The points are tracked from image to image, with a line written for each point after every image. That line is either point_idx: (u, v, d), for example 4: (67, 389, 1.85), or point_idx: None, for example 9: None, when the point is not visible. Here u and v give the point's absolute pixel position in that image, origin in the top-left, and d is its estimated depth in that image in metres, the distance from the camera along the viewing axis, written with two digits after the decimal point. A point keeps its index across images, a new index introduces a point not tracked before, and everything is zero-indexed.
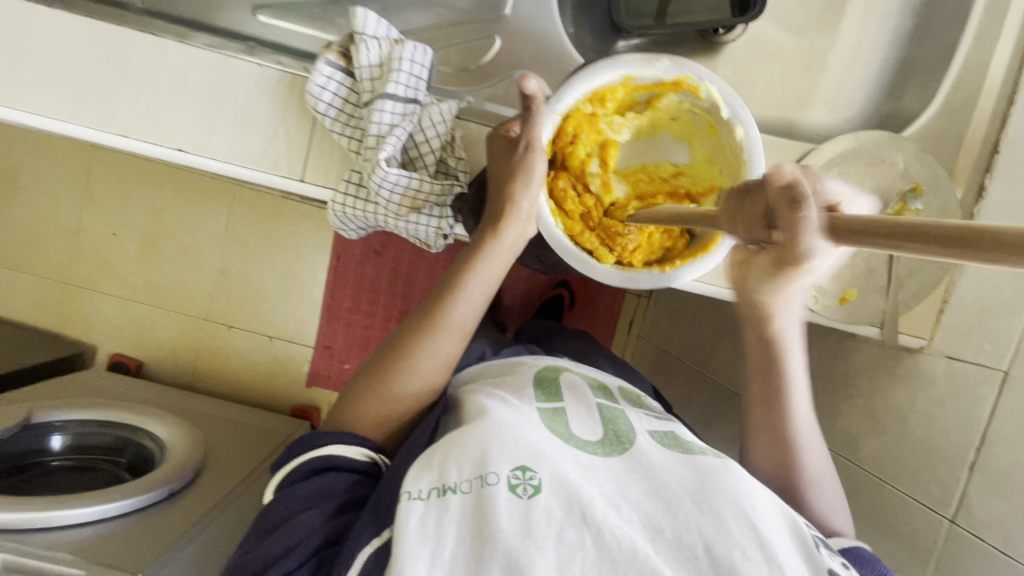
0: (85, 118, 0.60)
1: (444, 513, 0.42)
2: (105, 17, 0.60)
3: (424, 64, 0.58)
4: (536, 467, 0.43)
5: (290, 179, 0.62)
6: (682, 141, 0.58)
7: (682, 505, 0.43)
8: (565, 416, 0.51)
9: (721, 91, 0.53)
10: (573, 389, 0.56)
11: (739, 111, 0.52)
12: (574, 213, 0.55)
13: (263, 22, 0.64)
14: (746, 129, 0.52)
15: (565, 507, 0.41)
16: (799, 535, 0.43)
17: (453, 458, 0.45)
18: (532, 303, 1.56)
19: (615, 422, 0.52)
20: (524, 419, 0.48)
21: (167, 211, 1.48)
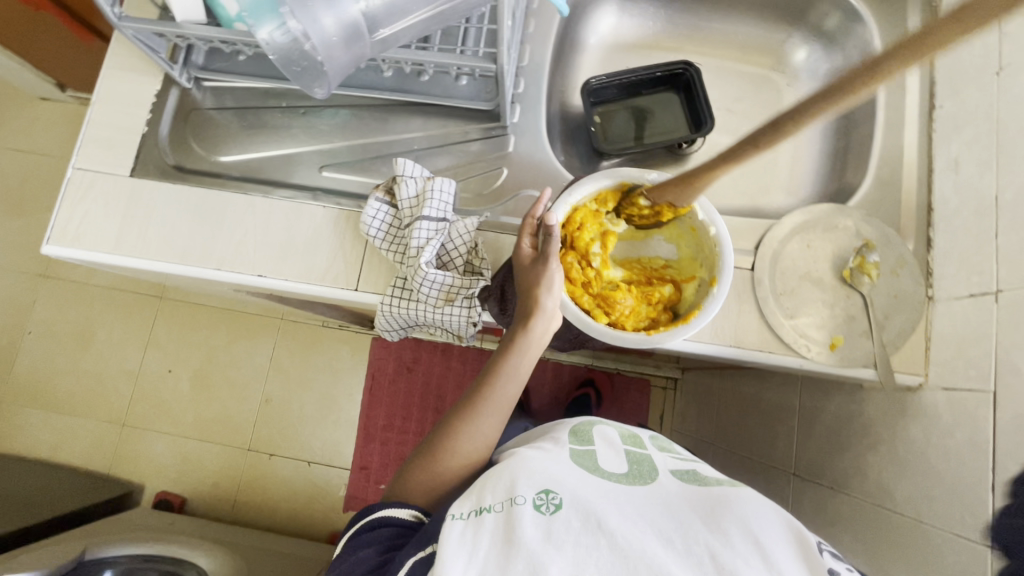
0: (192, 261, 0.77)
1: (480, 528, 0.48)
2: (210, 186, 0.80)
3: (450, 192, 0.75)
4: (558, 488, 0.51)
5: (346, 290, 0.76)
6: (670, 241, 0.73)
7: (693, 526, 0.49)
8: (595, 457, 0.59)
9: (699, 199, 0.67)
10: (602, 434, 0.63)
11: (713, 215, 0.66)
12: (578, 281, 0.67)
13: (327, 176, 0.82)
14: (717, 227, 0.66)
15: (586, 519, 0.48)
16: (800, 544, 0.49)
17: (488, 486, 0.52)
18: (562, 404, 1.64)
19: (640, 462, 0.59)
20: (554, 457, 0.57)
21: (221, 348, 1.64)
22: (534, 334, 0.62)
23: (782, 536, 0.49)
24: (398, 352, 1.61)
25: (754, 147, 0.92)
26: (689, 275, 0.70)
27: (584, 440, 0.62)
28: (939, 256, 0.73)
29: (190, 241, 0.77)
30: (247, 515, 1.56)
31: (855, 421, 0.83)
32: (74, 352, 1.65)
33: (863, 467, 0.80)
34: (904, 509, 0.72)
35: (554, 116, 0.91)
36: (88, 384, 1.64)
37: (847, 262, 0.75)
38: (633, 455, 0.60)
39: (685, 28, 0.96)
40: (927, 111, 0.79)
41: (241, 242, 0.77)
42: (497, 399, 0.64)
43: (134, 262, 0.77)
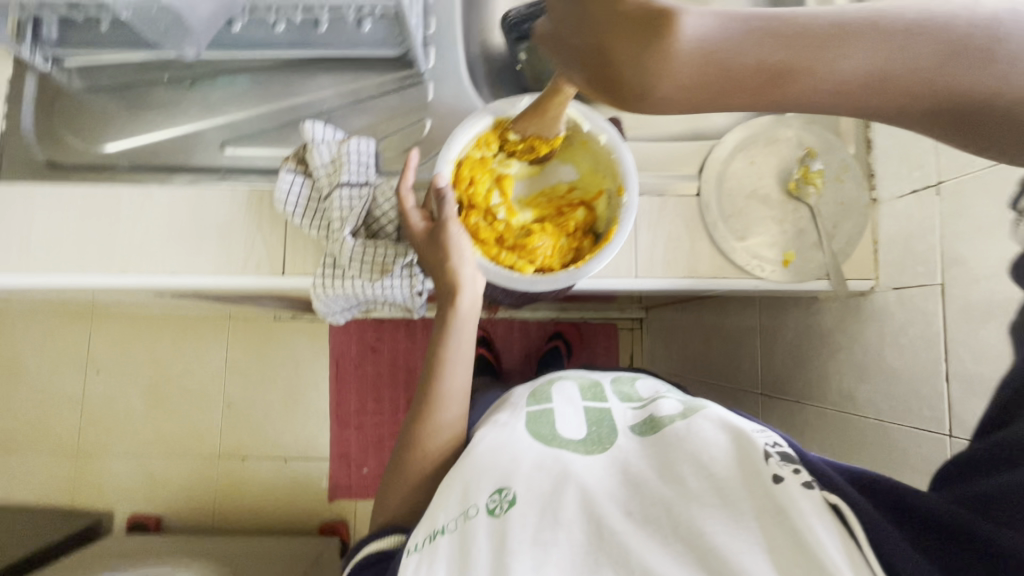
0: (93, 269, 0.68)
1: (435, 555, 0.47)
2: (96, 182, 0.70)
3: (370, 153, 0.68)
4: (509, 485, 0.50)
5: (273, 277, 0.69)
6: (567, 162, 0.69)
7: (645, 482, 0.51)
8: (551, 416, 0.59)
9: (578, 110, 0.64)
10: (563, 391, 0.63)
11: (600, 122, 0.64)
12: (489, 239, 0.65)
13: (229, 153, 0.74)
14: (608, 133, 0.64)
15: (541, 511, 0.48)
16: (747, 455, 0.49)
17: (439, 504, 0.51)
18: (534, 361, 1.62)
19: (601, 421, 0.59)
20: (506, 441, 0.55)
21: (169, 358, 1.54)
22: (463, 308, 0.61)
23: (730, 459, 0.49)
24: (359, 334, 1.55)
25: None
26: (599, 192, 0.68)
27: (541, 401, 0.61)
28: (879, 155, 0.72)
29: (85, 246, 0.68)
30: (230, 523, 1.51)
31: (814, 333, 0.83)
32: (3, 387, 1.51)
33: (826, 377, 0.81)
34: (867, 411, 0.73)
35: (475, 58, 0.84)
36: (27, 419, 1.51)
37: (792, 175, 0.72)
38: (593, 415, 0.60)
39: None
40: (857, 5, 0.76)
41: (146, 239, 0.69)
42: (452, 386, 0.62)
43: (23, 278, 0.67)
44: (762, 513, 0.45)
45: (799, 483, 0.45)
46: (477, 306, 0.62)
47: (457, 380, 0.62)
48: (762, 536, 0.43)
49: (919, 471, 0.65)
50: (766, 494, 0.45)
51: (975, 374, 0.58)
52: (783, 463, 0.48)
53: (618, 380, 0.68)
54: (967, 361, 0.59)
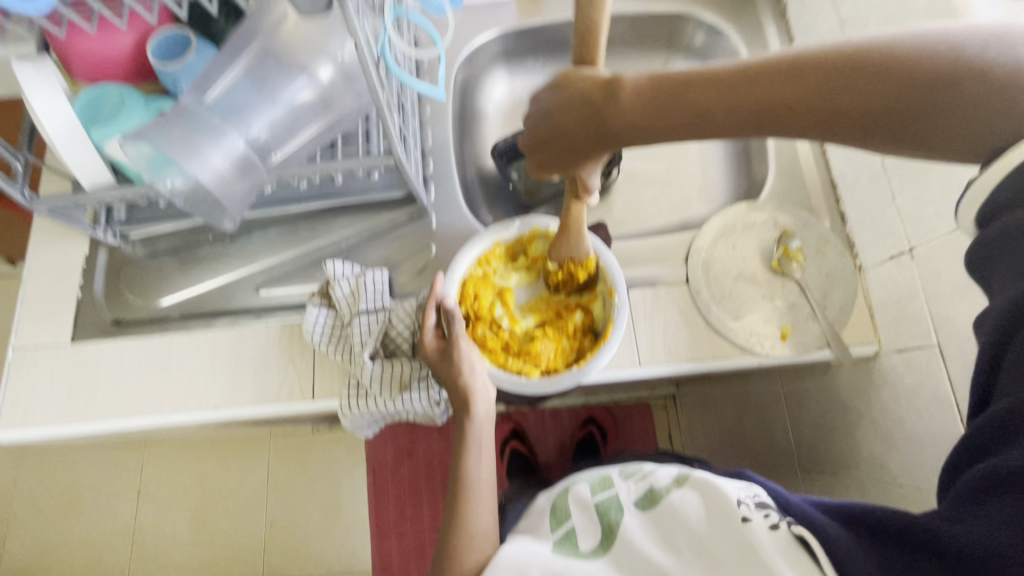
0: (148, 411, 0.76)
1: None
2: (153, 332, 0.81)
3: (384, 280, 0.77)
4: None
5: (304, 401, 0.76)
6: None
7: (647, 559, 0.55)
8: (571, 536, 0.62)
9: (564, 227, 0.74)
10: (577, 499, 0.65)
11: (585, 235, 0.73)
12: (496, 347, 0.70)
13: (264, 295, 0.84)
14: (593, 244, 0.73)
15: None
16: (724, 509, 0.56)
17: None
18: (569, 450, 1.60)
19: (609, 509, 0.63)
20: (519, 546, 0.60)
21: (213, 481, 1.59)
22: (478, 412, 0.66)
23: (711, 516, 0.56)
24: (393, 439, 1.57)
25: (664, 166, 0.97)
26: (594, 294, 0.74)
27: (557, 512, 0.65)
28: (853, 227, 0.77)
29: (142, 390, 0.77)
30: None
31: (834, 401, 0.83)
32: (61, 525, 1.58)
33: (855, 446, 0.79)
34: (902, 480, 0.71)
35: (472, 184, 0.95)
36: (83, 555, 1.56)
37: (773, 254, 0.77)
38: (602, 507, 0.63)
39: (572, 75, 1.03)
40: None
41: (193, 378, 0.77)
42: (478, 492, 0.65)
43: (88, 426, 0.75)
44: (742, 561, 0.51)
45: (767, 526, 0.53)
46: (491, 411, 0.67)
47: (483, 484, 0.66)
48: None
49: None
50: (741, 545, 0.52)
51: None
52: (755, 509, 0.55)
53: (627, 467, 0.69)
54: None
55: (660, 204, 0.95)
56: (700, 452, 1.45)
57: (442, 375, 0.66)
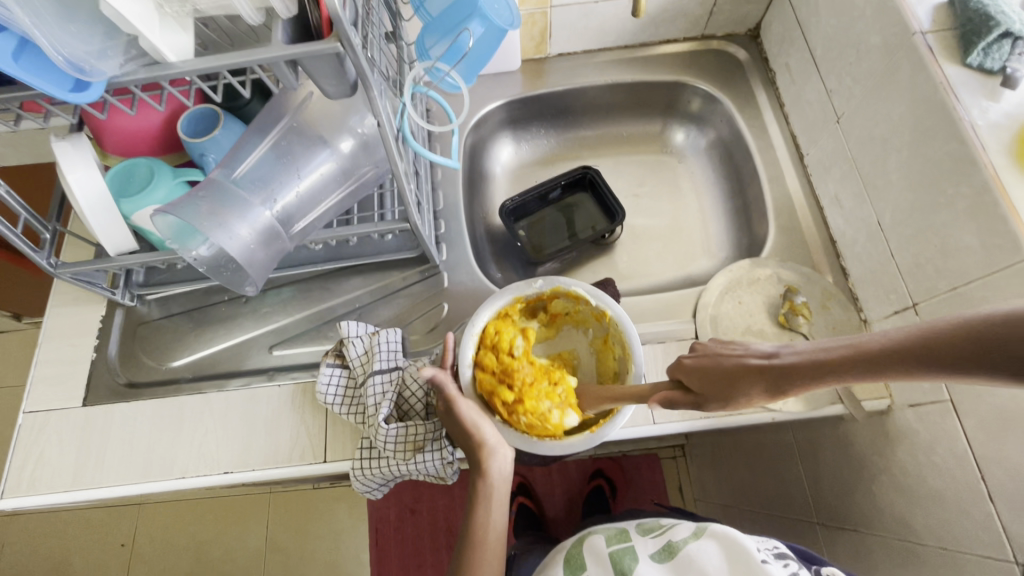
0: (156, 475, 0.75)
1: None
2: (165, 394, 0.81)
3: (397, 340, 0.78)
4: None
5: (315, 464, 0.75)
6: (579, 328, 0.79)
7: None
8: None
9: (585, 289, 0.73)
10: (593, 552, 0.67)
11: (607, 299, 0.73)
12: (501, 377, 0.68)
13: (277, 354, 0.85)
14: (613, 308, 0.72)
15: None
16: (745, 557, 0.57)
17: None
18: (578, 505, 1.56)
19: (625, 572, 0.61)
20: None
21: (209, 544, 1.53)
22: (493, 473, 0.64)
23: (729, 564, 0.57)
24: (396, 498, 1.52)
25: (667, 221, 1.01)
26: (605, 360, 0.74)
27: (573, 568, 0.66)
28: (856, 281, 0.79)
29: (151, 456, 0.76)
30: None
31: (848, 454, 0.82)
32: None
33: (874, 501, 0.78)
34: (926, 539, 0.69)
35: (481, 241, 0.98)
36: None
37: (780, 310, 0.79)
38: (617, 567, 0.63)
39: (574, 137, 1.07)
40: (799, 159, 0.89)
41: (204, 440, 0.76)
42: (485, 555, 0.64)
43: (97, 494, 0.74)
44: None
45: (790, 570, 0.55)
46: (507, 471, 0.66)
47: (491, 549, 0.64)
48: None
49: None
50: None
51: (1015, 493, 0.58)
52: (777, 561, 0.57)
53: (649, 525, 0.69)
54: (1003, 479, 0.59)
55: (664, 258, 0.98)
56: (713, 505, 1.42)
57: (455, 432, 0.66)
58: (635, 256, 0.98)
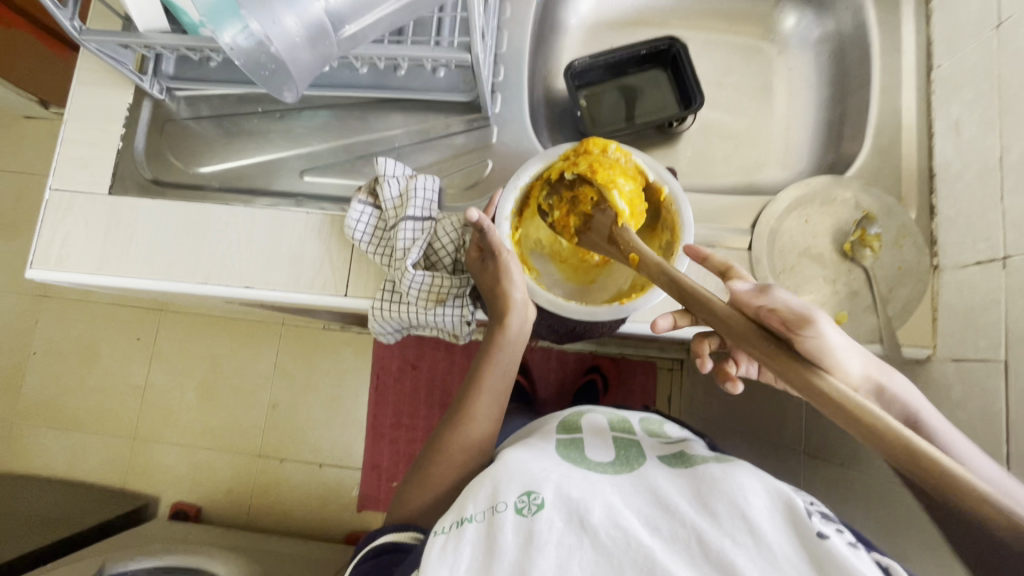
0: (178, 276, 0.75)
1: (461, 540, 0.49)
2: (190, 199, 0.79)
3: (434, 190, 0.73)
4: (539, 489, 0.51)
5: (335, 296, 0.74)
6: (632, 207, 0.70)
7: (679, 506, 0.51)
8: (580, 443, 0.62)
9: (645, 161, 0.66)
10: (593, 426, 0.67)
11: (666, 176, 0.65)
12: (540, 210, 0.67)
13: (307, 181, 0.81)
14: (671, 185, 0.64)
15: (569, 517, 0.49)
16: (790, 509, 0.49)
17: (470, 496, 0.53)
18: (568, 394, 1.62)
19: (629, 450, 0.62)
20: (536, 457, 0.57)
21: (224, 357, 1.63)
22: (512, 329, 0.64)
23: (777, 519, 0.49)
24: (399, 350, 1.59)
25: (745, 122, 0.90)
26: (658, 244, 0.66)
27: (571, 430, 0.66)
28: (942, 223, 0.71)
29: (173, 257, 0.75)
30: (261, 521, 1.57)
31: None
32: (79, 371, 1.65)
33: None
34: None
35: (538, 102, 0.88)
36: (95, 402, 1.64)
37: (848, 236, 0.73)
38: (621, 443, 0.63)
39: (668, 1, 0.93)
40: (926, 71, 0.76)
41: (227, 252, 0.75)
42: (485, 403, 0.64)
43: (121, 282, 0.75)
44: (799, 557, 0.46)
45: (844, 542, 0.47)
46: (524, 331, 0.66)
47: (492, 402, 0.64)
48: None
49: None
50: (807, 549, 0.47)
51: None
52: (824, 523, 0.50)
53: (645, 420, 0.72)
54: None
55: (732, 162, 0.89)
56: (697, 419, 1.48)
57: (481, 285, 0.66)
58: (700, 152, 0.89)
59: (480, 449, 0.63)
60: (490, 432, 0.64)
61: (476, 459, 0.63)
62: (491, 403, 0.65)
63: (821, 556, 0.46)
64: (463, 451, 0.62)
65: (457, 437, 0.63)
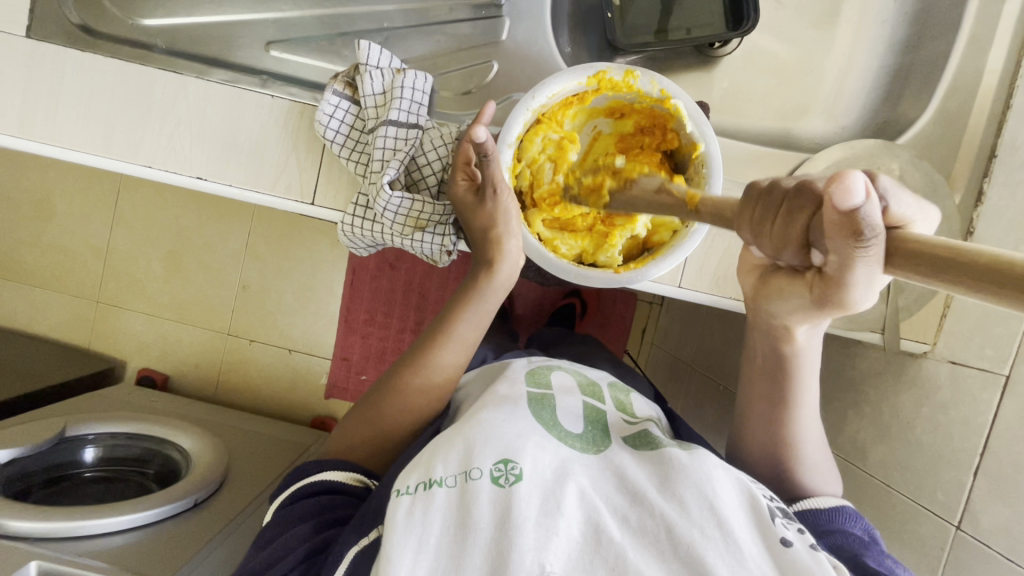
0: (117, 152, 0.64)
1: (429, 504, 0.47)
2: (131, 59, 0.65)
3: (425, 91, 0.61)
4: (516, 458, 0.49)
5: (301, 203, 0.65)
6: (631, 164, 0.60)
7: (648, 495, 0.49)
8: (551, 405, 0.59)
9: (687, 107, 0.56)
10: (562, 386, 0.64)
11: (706, 128, 0.56)
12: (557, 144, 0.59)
13: (274, 56, 0.68)
14: (708, 145, 0.56)
15: (544, 496, 0.47)
16: (756, 510, 0.48)
17: (438, 457, 0.51)
18: (544, 313, 1.46)
19: (595, 424, 0.59)
20: (509, 417, 0.54)
21: (190, 231, 1.52)
22: (498, 280, 0.61)
23: (744, 516, 0.48)
24: None
25: (797, 55, 0.78)
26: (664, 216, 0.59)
27: (540, 384, 0.63)
28: (987, 213, 0.64)
29: (113, 124, 0.63)
30: (230, 397, 1.57)
31: (837, 373, 0.79)
32: (31, 225, 1.53)
33: (839, 422, 0.77)
34: (872, 470, 0.70)
35: None
36: (52, 259, 1.54)
37: None
38: (589, 414, 0.60)
39: None
40: None
41: (175, 131, 0.64)
42: (452, 354, 0.62)
43: (46, 149, 0.63)
44: (764, 560, 0.45)
45: (807, 548, 0.46)
46: (511, 282, 0.62)
47: (457, 353, 0.62)
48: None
49: (910, 544, 0.64)
50: (772, 553, 0.46)
51: (1009, 478, 0.56)
52: (787, 524, 0.49)
53: (615, 386, 0.69)
54: (1005, 462, 0.57)
55: (769, 102, 0.78)
56: (666, 356, 1.50)
57: (469, 225, 0.59)
58: (739, 85, 0.78)
59: (440, 392, 0.63)
60: (454, 376, 0.63)
61: (434, 402, 0.63)
62: (460, 350, 0.62)
63: (784, 562, 0.45)
64: (421, 391, 0.61)
65: (421, 379, 0.61)
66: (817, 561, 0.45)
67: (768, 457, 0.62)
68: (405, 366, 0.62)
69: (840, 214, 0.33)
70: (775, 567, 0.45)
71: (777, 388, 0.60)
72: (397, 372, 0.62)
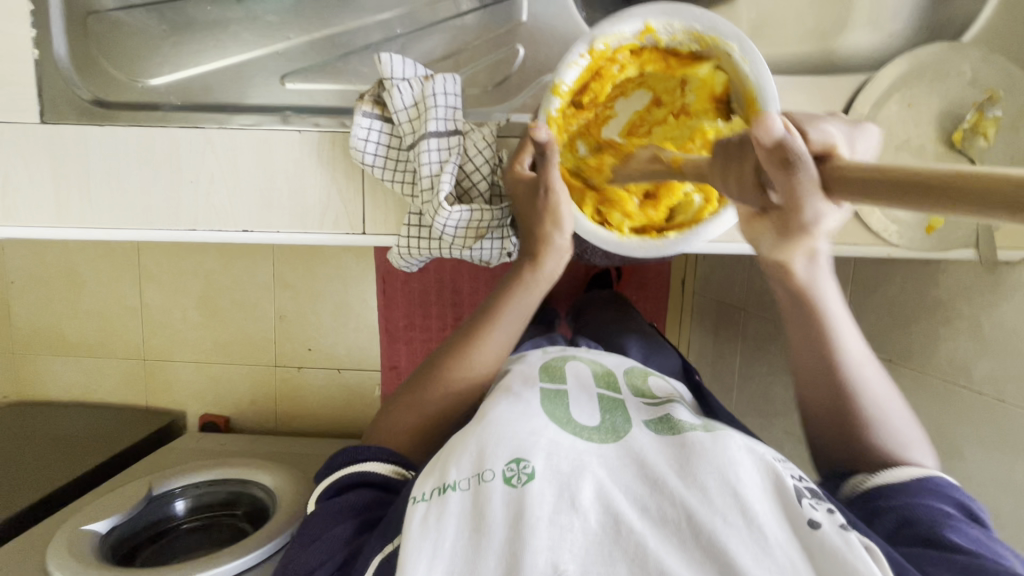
0: (159, 222, 0.62)
1: (444, 509, 0.49)
2: (148, 121, 0.62)
3: (457, 93, 0.59)
4: (528, 458, 0.50)
5: (352, 235, 0.63)
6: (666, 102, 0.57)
7: (668, 482, 0.49)
8: (565, 400, 0.61)
9: (687, 19, 0.53)
10: (576, 377, 0.66)
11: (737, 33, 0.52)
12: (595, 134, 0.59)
13: (290, 89, 0.65)
14: (740, 46, 0.52)
15: (558, 493, 0.48)
16: (782, 492, 0.47)
17: (451, 461, 0.52)
18: (581, 284, 1.40)
19: (614, 411, 0.61)
20: (521, 413, 0.56)
21: (216, 272, 1.49)
22: (544, 270, 0.62)
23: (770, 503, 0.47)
24: None
25: None
26: (712, 100, 0.57)
27: (555, 379, 0.65)
28: None
29: (147, 194, 0.62)
30: (292, 425, 1.56)
31: (923, 292, 0.77)
32: (65, 297, 1.51)
33: (933, 343, 0.75)
34: (983, 389, 0.68)
35: None
36: (93, 326, 1.53)
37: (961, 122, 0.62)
38: (606, 402, 0.62)
39: None
40: None
41: (208, 188, 0.62)
42: (498, 339, 0.64)
43: (89, 233, 0.62)
44: (790, 542, 0.44)
45: (836, 527, 0.44)
46: (555, 274, 0.63)
47: (505, 334, 0.65)
48: (785, 564, 0.43)
49: None
50: (799, 538, 0.45)
51: None
52: (817, 504, 0.47)
53: (630, 373, 0.72)
54: None
55: (804, 24, 0.73)
56: (710, 303, 1.43)
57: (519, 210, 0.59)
58: (771, 12, 0.73)
59: (484, 379, 0.65)
60: (494, 369, 0.65)
61: (477, 391, 0.65)
62: (506, 339, 0.65)
63: (811, 545, 0.44)
64: (484, 363, 0.64)
65: (464, 369, 0.64)
66: (846, 542, 0.43)
67: (818, 381, 0.60)
68: (454, 350, 0.65)
69: (771, 145, 0.37)
70: (802, 552, 0.44)
71: (808, 327, 0.59)
72: (443, 359, 0.65)
